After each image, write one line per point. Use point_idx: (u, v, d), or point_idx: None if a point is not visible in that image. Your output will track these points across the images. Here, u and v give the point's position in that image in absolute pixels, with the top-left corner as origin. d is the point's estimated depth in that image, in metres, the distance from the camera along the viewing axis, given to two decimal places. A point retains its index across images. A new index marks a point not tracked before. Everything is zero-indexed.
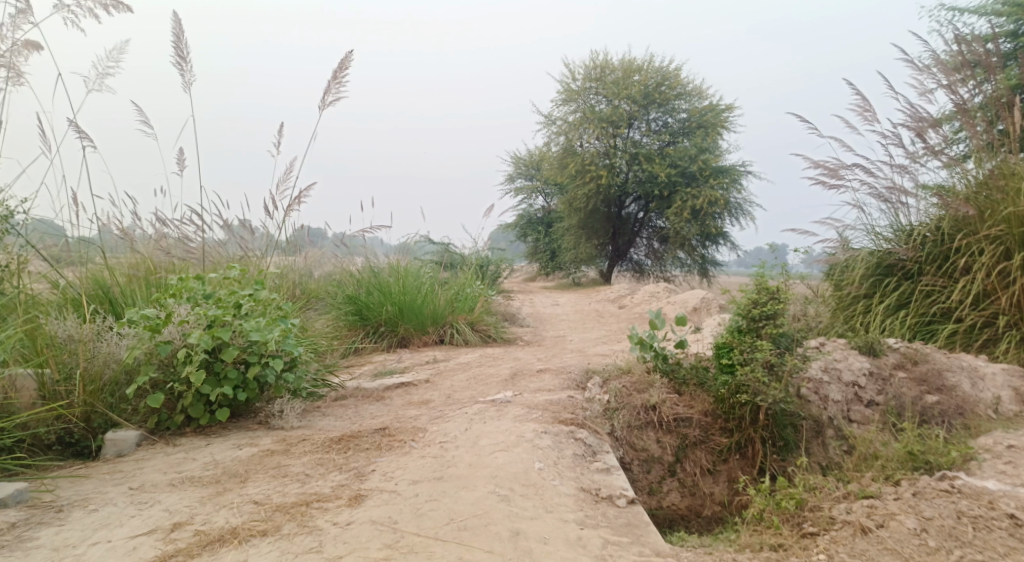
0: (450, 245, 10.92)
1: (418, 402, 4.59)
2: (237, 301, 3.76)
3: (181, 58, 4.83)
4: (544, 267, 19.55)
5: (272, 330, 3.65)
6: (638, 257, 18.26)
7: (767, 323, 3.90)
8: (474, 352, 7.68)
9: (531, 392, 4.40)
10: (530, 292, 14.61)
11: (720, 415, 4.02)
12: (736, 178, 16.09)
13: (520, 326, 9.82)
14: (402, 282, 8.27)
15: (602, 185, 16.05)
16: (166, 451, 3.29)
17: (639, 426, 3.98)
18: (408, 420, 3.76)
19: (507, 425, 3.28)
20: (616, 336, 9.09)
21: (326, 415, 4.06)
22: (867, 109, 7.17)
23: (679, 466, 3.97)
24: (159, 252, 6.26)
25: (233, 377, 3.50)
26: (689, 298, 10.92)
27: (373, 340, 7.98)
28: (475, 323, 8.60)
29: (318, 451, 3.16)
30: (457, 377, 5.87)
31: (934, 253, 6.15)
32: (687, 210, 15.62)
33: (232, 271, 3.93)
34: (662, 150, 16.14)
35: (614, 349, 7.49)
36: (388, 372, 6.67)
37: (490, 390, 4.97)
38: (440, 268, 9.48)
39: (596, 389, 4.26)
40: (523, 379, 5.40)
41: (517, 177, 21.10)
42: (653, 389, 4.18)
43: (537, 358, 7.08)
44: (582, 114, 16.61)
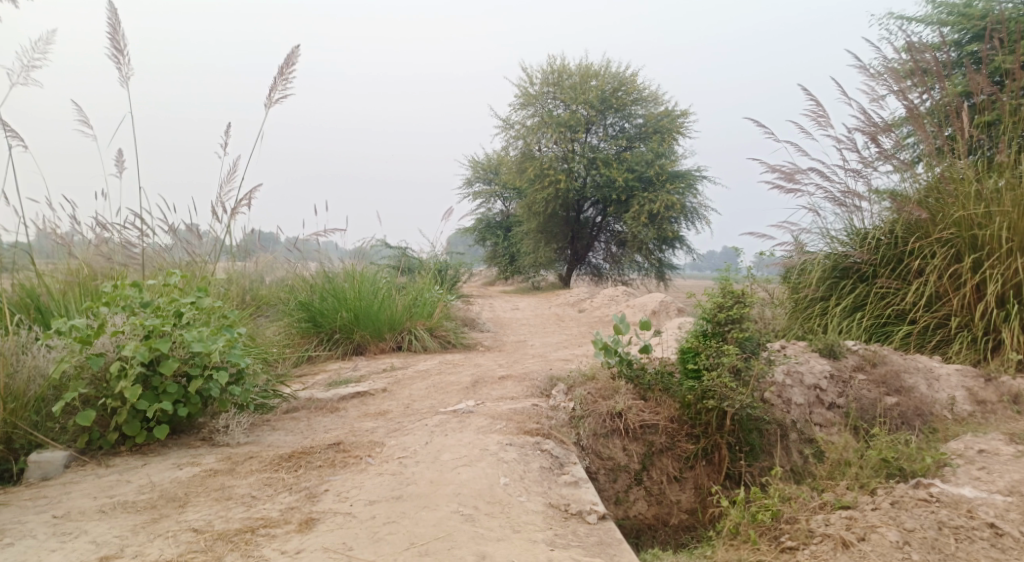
0: (408, 250, 10.68)
1: (375, 413, 4.39)
2: (177, 310, 3.51)
3: (117, 50, 4.53)
4: (503, 271, 19.44)
5: (216, 341, 3.41)
6: (597, 261, 18.31)
7: (732, 327, 3.83)
8: (433, 359, 7.50)
9: (493, 401, 4.25)
10: (489, 297, 14.47)
11: (687, 420, 3.92)
12: (692, 183, 16.27)
13: (480, 332, 9.65)
14: (358, 287, 8.01)
15: (561, 189, 16.04)
16: (97, 474, 3.02)
17: (605, 434, 3.86)
18: (364, 434, 3.56)
19: (470, 438, 3.13)
20: (577, 341, 9.02)
21: (275, 429, 3.83)
22: (822, 115, 7.28)
23: (646, 474, 3.86)
24: (94, 258, 5.87)
25: (173, 391, 3.26)
26: (648, 302, 10.94)
27: (327, 348, 7.70)
28: (434, 329, 8.39)
29: (267, 470, 2.94)
30: (416, 385, 5.69)
31: (888, 256, 6.23)
32: (644, 214, 15.72)
33: (173, 278, 3.68)
34: (619, 155, 16.21)
35: (576, 354, 7.41)
36: (344, 381, 6.44)
37: (451, 398, 4.81)
38: (398, 273, 9.24)
39: (561, 396, 4.13)
40: (485, 386, 5.25)
41: (475, 181, 20.96)
42: (618, 394, 4.06)
43: (498, 364, 6.94)
44: (540, 118, 16.57)
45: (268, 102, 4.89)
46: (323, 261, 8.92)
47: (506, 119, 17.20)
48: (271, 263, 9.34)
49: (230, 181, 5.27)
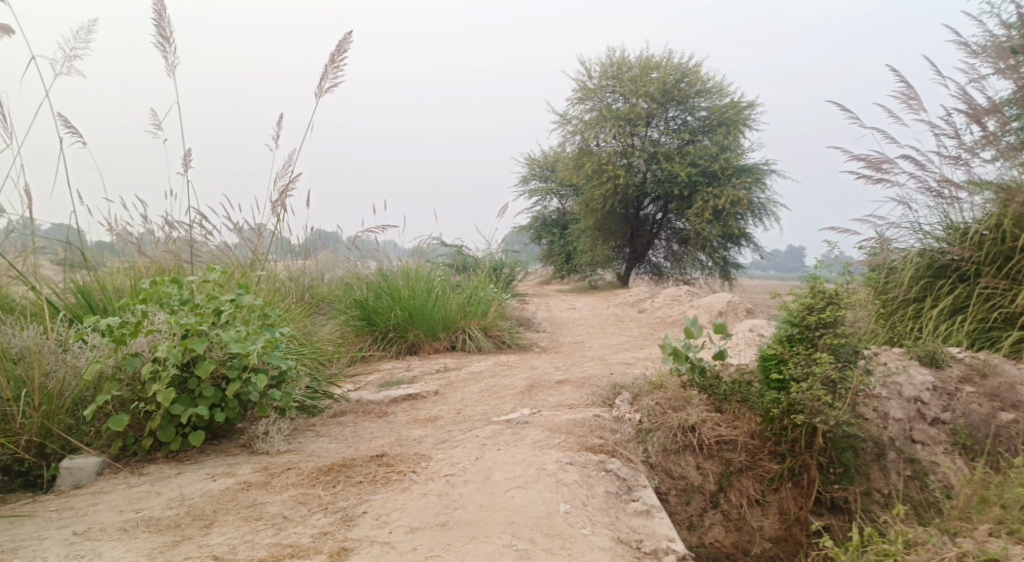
0: (463, 247, 10.43)
1: (425, 420, 4.10)
2: (216, 307, 3.31)
3: (163, 38, 4.40)
4: (559, 270, 19.04)
5: (255, 341, 3.20)
6: (657, 259, 17.69)
7: (824, 331, 3.39)
8: (487, 360, 7.21)
9: (551, 410, 3.89)
10: (545, 295, 14.12)
11: (768, 436, 3.49)
12: (759, 177, 15.48)
13: (536, 332, 9.31)
14: (411, 285, 7.80)
15: (620, 185, 15.53)
16: (128, 483, 2.84)
17: (676, 450, 3.46)
18: (411, 444, 3.27)
19: (525, 454, 2.78)
20: (638, 343, 8.57)
21: (318, 437, 3.59)
22: (913, 97, 6.62)
23: (722, 496, 3.45)
24: (156, 254, 5.84)
25: (209, 395, 3.04)
26: (713, 302, 10.36)
27: (380, 347, 7.51)
28: (489, 329, 8.10)
29: (302, 485, 2.68)
30: (468, 389, 5.39)
31: (993, 253, 5.55)
32: (708, 210, 15.04)
33: (213, 273, 3.49)
34: (681, 149, 15.57)
35: (637, 357, 6.98)
36: (396, 382, 6.22)
37: (505, 404, 4.49)
38: (452, 271, 8.99)
39: (626, 407, 3.75)
40: (541, 392, 4.90)
41: (531, 178, 20.60)
42: (689, 406, 3.67)
43: (555, 367, 6.58)
44: (599, 112, 16.09)
45: (319, 91, 4.68)
46: (381, 261, 8.74)
47: (563, 114, 16.79)
48: (331, 261, 9.26)
49: (282, 175, 5.11)
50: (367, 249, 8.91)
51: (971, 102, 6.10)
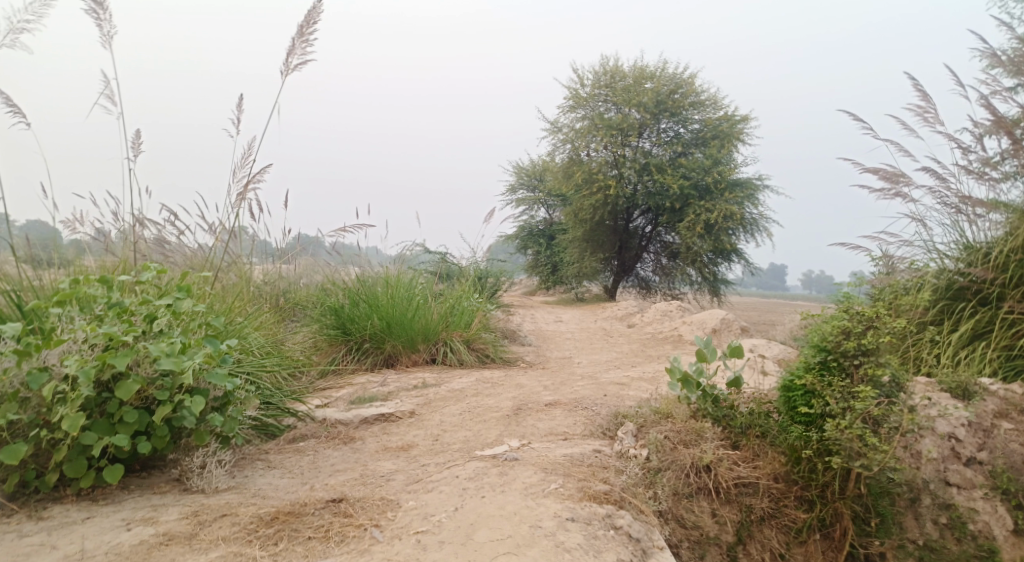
0: (447, 255, 9.89)
1: (397, 450, 3.56)
2: (149, 313, 2.79)
3: (95, 3, 3.87)
4: (545, 281, 18.61)
5: (193, 356, 2.69)
6: (645, 273, 17.32)
7: (861, 360, 2.93)
8: (470, 376, 6.68)
9: (543, 441, 3.37)
10: (531, 307, 13.65)
11: (795, 479, 3.05)
12: (752, 192, 15.14)
13: (521, 346, 8.79)
14: (391, 292, 7.26)
15: (610, 195, 15.13)
16: (20, 531, 2.27)
17: (688, 494, 2.95)
18: (377, 483, 2.74)
19: (516, 505, 2.27)
20: (629, 361, 8.10)
21: (268, 471, 3.04)
22: (927, 110, 6.22)
23: (741, 549, 2.95)
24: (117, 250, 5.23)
25: (131, 421, 2.50)
26: (707, 320, 9.93)
27: (355, 359, 6.95)
28: (472, 341, 7.57)
29: (236, 541, 2.14)
30: (448, 409, 4.86)
31: (1018, 276, 5.14)
32: (700, 224, 14.66)
33: (149, 272, 2.96)
34: (674, 161, 15.20)
35: (631, 378, 6.50)
36: (369, 398, 5.68)
37: (489, 431, 3.97)
38: (435, 279, 8.46)
39: (631, 440, 3.25)
40: (529, 417, 4.39)
41: (519, 187, 20.15)
42: (701, 443, 3.18)
43: (543, 385, 6.07)
44: (590, 121, 15.71)
45: (286, 68, 4.16)
46: (362, 266, 8.17)
47: (553, 122, 16.37)
48: (312, 266, 8.69)
49: (243, 165, 4.60)
50: (348, 253, 8.38)
51: (992, 115, 5.72)
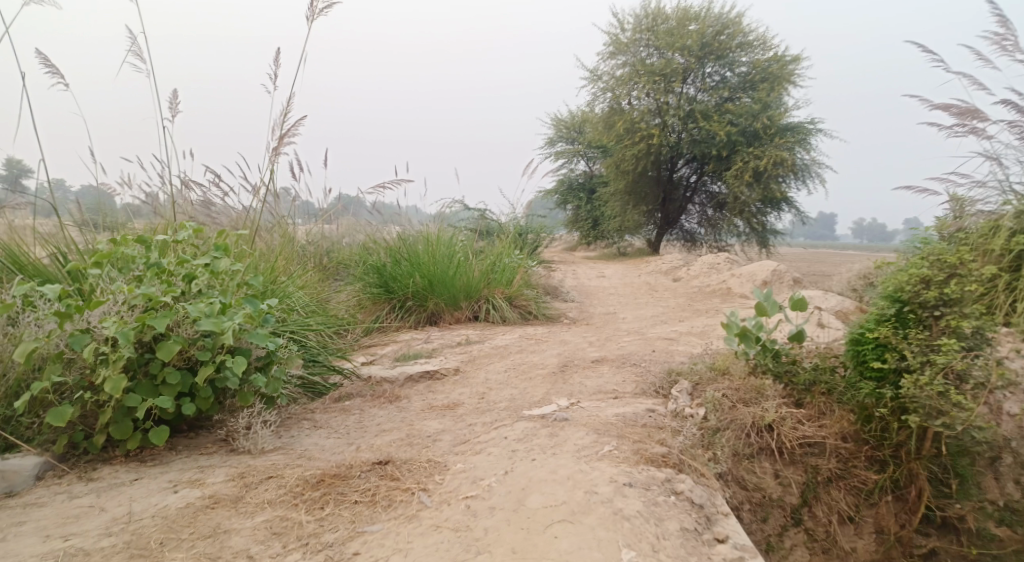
0: (487, 212, 9.72)
1: (443, 409, 3.48)
2: (188, 273, 2.73)
3: None
4: (586, 236, 18.31)
5: (232, 316, 2.62)
6: (690, 225, 16.85)
7: (941, 313, 2.69)
8: (513, 332, 6.58)
9: (593, 399, 3.24)
10: (572, 263, 13.44)
11: (865, 439, 2.86)
12: (804, 137, 14.43)
13: (564, 302, 8.65)
14: (432, 249, 7.16)
15: (653, 145, 14.62)
16: (71, 493, 2.26)
17: (749, 456, 2.80)
18: (423, 444, 2.66)
19: (569, 469, 2.15)
20: (676, 315, 7.88)
21: (313, 431, 3.00)
22: (1008, 37, 5.67)
23: (807, 511, 2.80)
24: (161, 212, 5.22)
25: (174, 382, 2.45)
26: (757, 272, 9.57)
27: (398, 317, 6.92)
28: (514, 298, 7.45)
29: (282, 505, 2.08)
30: (493, 367, 4.77)
31: None
32: (748, 172, 14.08)
33: (185, 231, 2.88)
34: (720, 107, 14.55)
35: (679, 334, 6.30)
36: (413, 356, 5.63)
37: (536, 389, 3.86)
38: (476, 236, 8.32)
39: (686, 399, 3.08)
40: (576, 374, 4.26)
41: (558, 140, 19.68)
42: (762, 401, 3.00)
43: (588, 342, 5.92)
44: (631, 68, 15.10)
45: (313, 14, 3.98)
46: (403, 223, 8.08)
47: (593, 71, 15.81)
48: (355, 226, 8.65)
49: (277, 120, 4.48)
50: (389, 212, 8.30)
51: None
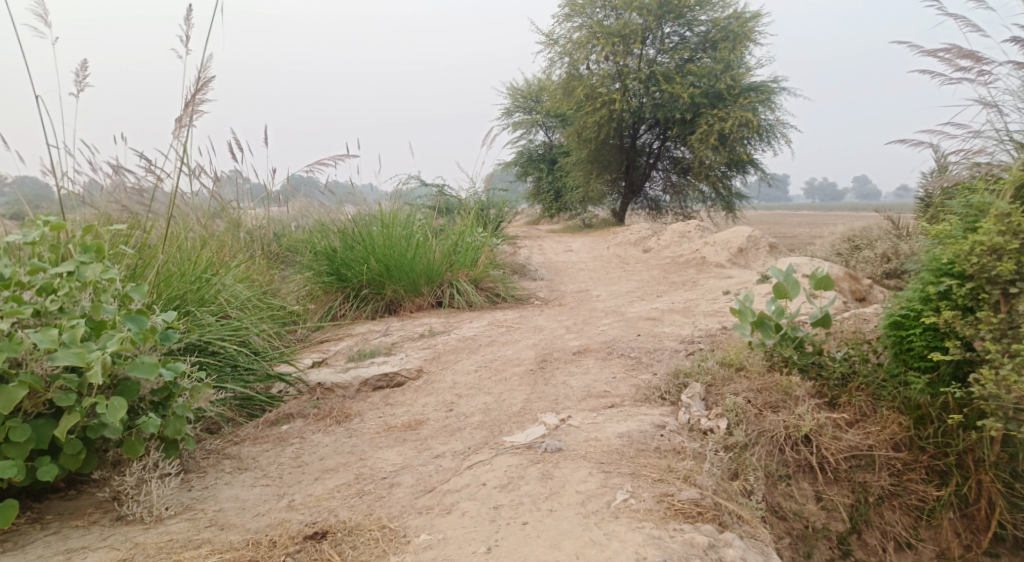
0: (445, 187, 9.00)
1: (403, 431, 2.85)
2: (44, 285, 2.03)
3: None
4: (548, 209, 17.73)
5: (105, 343, 1.94)
6: (655, 193, 16.38)
7: (1018, 289, 2.15)
8: (480, 319, 5.96)
9: (586, 411, 2.67)
10: (537, 238, 12.82)
11: (922, 447, 2.35)
12: (769, 96, 13.96)
13: (532, 281, 8.04)
14: (387, 231, 6.44)
15: (615, 110, 14.00)
16: None
17: (785, 477, 2.26)
18: (378, 495, 2.05)
19: (576, 542, 1.59)
20: (653, 291, 7.37)
21: (234, 478, 2.35)
22: None
23: (856, 538, 2.28)
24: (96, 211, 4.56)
25: (18, 440, 1.76)
26: (731, 238, 9.11)
27: (354, 307, 6.24)
28: (479, 280, 6.81)
29: None
30: (461, 365, 4.16)
31: None
32: (713, 134, 13.59)
33: (46, 227, 2.17)
34: (682, 68, 13.98)
35: (662, 313, 5.76)
36: (370, 354, 4.98)
37: (514, 395, 3.28)
38: (434, 213, 7.62)
39: (701, 406, 2.52)
40: (559, 372, 3.68)
41: (515, 110, 18.87)
42: (793, 406, 2.48)
43: (565, 327, 5.34)
44: (589, 30, 14.38)
45: None
46: (356, 203, 7.33)
47: (549, 35, 15.03)
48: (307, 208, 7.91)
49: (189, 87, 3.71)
50: (341, 191, 7.55)
51: None
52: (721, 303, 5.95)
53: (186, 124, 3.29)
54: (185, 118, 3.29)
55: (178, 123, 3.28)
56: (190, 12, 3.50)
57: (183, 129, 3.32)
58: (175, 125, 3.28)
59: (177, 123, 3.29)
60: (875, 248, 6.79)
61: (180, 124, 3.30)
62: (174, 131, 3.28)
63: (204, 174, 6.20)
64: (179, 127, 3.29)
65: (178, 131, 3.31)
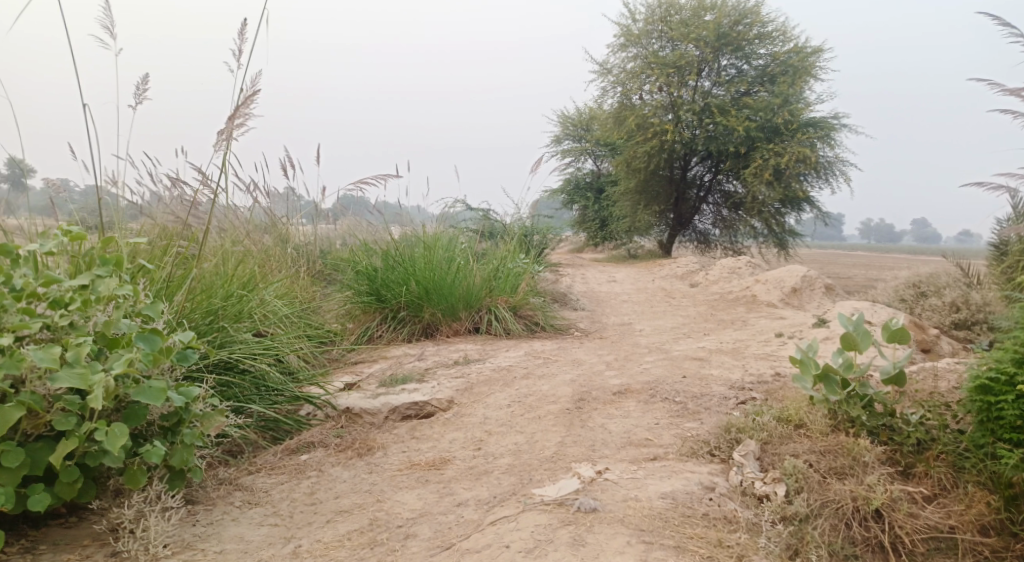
0: (490, 212, 8.88)
1: (427, 470, 2.66)
2: (55, 298, 1.95)
3: None
4: (594, 237, 17.52)
5: (112, 365, 1.83)
6: (704, 226, 16.01)
7: None
8: (518, 349, 5.76)
9: (626, 463, 2.44)
10: (581, 266, 12.59)
11: (1015, 533, 2.00)
12: (829, 133, 13.52)
13: (573, 311, 7.81)
14: (428, 253, 6.33)
15: (666, 141, 13.78)
16: None
17: (852, 558, 1.98)
18: (391, 549, 1.87)
19: None
20: (699, 328, 7.06)
21: (243, 513, 2.20)
22: None
23: None
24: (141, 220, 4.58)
25: (10, 464, 1.65)
26: (784, 277, 8.71)
27: (391, 329, 6.13)
28: (519, 308, 6.62)
29: None
30: (495, 398, 3.96)
31: None
32: (768, 169, 13.20)
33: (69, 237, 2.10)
34: (737, 101, 13.69)
35: (709, 354, 5.45)
36: (402, 379, 4.83)
37: (548, 436, 3.06)
38: (478, 238, 7.50)
39: (755, 467, 2.26)
40: (597, 414, 3.44)
41: (564, 138, 18.79)
42: (861, 474, 2.19)
43: (606, 363, 5.10)
44: (643, 60, 14.25)
45: None
46: (402, 224, 7.27)
47: (603, 64, 14.96)
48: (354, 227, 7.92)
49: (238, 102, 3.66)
50: (388, 212, 7.50)
51: None
52: (773, 346, 5.61)
53: (230, 137, 3.22)
54: (229, 131, 3.22)
55: (222, 135, 3.22)
56: (243, 26, 3.47)
57: (226, 143, 3.25)
58: (219, 138, 3.20)
59: (220, 135, 3.22)
60: (942, 296, 6.35)
61: (224, 137, 3.23)
62: (216, 144, 3.20)
63: (255, 189, 6.22)
64: (222, 139, 3.22)
65: (221, 144, 3.24)
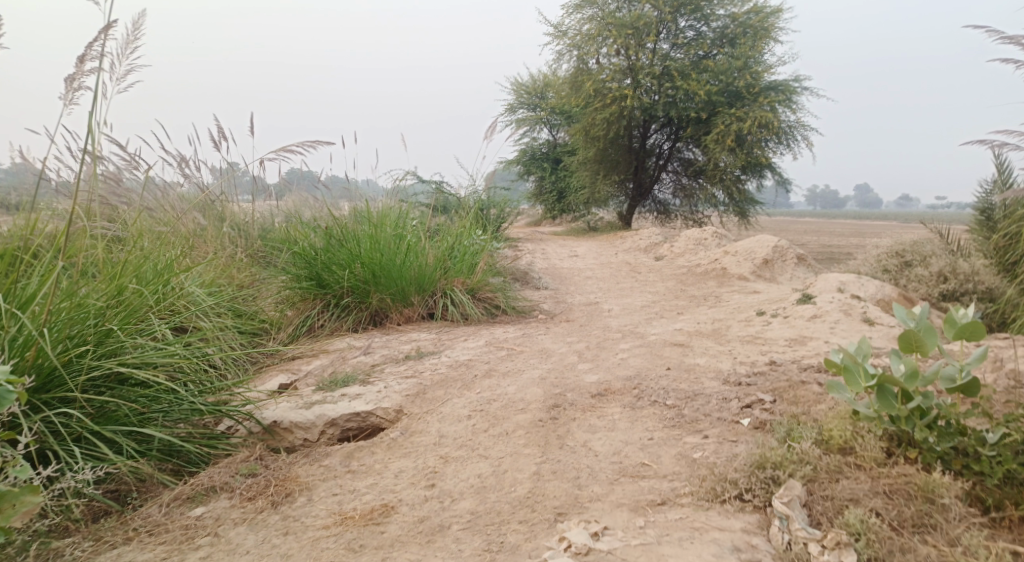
0: (442, 184, 8.14)
1: (361, 528, 2.00)
2: None
3: None
4: (552, 209, 16.94)
5: None
6: (664, 195, 15.55)
7: None
8: (476, 337, 5.10)
9: (627, 516, 1.83)
10: (540, 241, 11.96)
11: None
12: (790, 96, 13.10)
13: (535, 290, 7.19)
14: (375, 230, 5.55)
15: (625, 107, 13.15)
16: None
17: None
18: None
19: None
20: (672, 306, 6.52)
21: None
22: None
23: None
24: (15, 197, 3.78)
25: None
26: (755, 248, 8.24)
27: (334, 317, 5.39)
28: (476, 290, 5.95)
29: None
30: (450, 406, 3.30)
31: None
32: (730, 135, 12.72)
33: None
34: (697, 64, 13.15)
35: (689, 338, 4.90)
36: (344, 380, 4.11)
37: (519, 464, 2.42)
38: (430, 212, 6.75)
39: (804, 520, 1.67)
40: (576, 427, 2.82)
41: (519, 107, 17.98)
42: (945, 525, 1.64)
43: (577, 353, 4.49)
44: (599, 22, 13.52)
45: None
46: (348, 199, 6.47)
47: (557, 27, 14.16)
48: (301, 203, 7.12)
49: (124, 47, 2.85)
50: (335, 187, 6.65)
51: None
52: (757, 327, 5.09)
53: (80, 86, 2.40)
54: (79, 77, 2.40)
55: (73, 83, 2.41)
56: None
57: (79, 93, 2.44)
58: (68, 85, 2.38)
59: (70, 82, 2.41)
60: (928, 265, 5.94)
61: (74, 85, 2.42)
62: (65, 93, 2.42)
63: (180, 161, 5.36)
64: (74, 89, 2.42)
65: (71, 94, 2.43)
